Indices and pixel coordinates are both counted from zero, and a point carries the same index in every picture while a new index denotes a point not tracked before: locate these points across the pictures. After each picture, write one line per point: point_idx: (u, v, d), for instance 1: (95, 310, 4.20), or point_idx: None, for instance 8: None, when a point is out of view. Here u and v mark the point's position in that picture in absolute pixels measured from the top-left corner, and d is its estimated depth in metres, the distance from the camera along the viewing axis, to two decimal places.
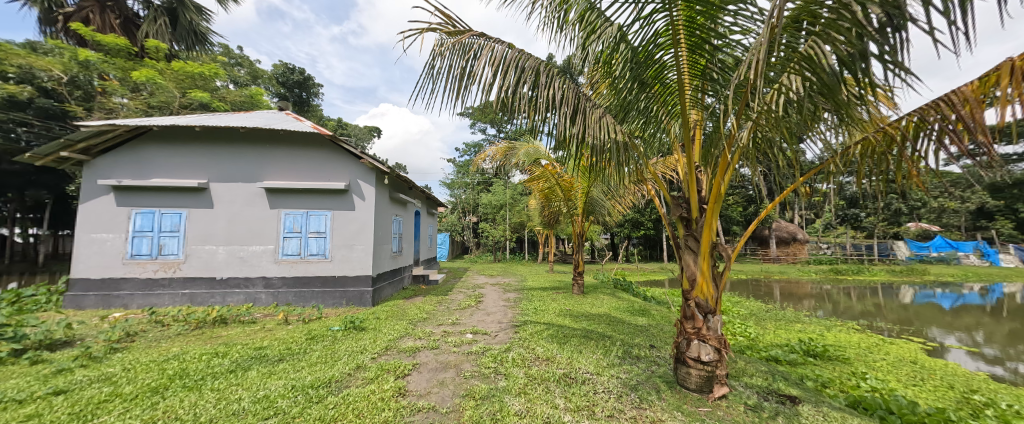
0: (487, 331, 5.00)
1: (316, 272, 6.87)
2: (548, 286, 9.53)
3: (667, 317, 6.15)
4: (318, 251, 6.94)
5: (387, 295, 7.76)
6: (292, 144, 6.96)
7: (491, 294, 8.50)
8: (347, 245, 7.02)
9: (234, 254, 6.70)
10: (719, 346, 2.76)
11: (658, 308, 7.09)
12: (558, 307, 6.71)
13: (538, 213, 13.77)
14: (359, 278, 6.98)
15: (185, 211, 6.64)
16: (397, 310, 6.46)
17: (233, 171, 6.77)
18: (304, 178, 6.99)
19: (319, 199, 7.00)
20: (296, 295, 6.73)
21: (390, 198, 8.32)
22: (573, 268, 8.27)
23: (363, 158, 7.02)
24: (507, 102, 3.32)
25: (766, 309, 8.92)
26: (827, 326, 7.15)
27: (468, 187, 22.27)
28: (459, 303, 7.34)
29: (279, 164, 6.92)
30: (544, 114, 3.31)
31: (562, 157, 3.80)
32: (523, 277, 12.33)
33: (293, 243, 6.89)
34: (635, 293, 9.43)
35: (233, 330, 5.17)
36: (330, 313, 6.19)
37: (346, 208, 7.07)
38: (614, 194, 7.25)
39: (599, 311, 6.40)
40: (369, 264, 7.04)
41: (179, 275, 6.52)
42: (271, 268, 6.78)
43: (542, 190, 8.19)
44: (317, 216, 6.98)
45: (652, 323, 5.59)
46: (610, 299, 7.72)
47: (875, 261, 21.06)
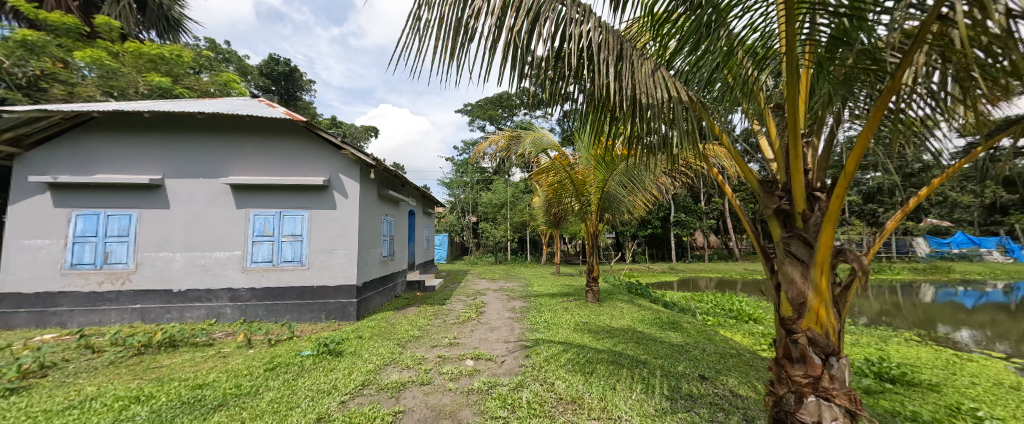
0: (492, 357, 4.07)
1: (291, 281, 5.92)
2: (557, 292, 8.59)
3: (704, 332, 5.19)
4: (293, 257, 5.97)
5: (375, 306, 6.81)
6: (265, 133, 6.01)
7: (494, 303, 7.56)
8: (327, 250, 6.07)
9: (193, 262, 5.74)
10: (852, 408, 1.81)
11: (687, 319, 6.14)
12: (573, 320, 5.77)
13: (543, 212, 12.87)
14: (341, 289, 6.02)
15: (135, 213, 5.67)
16: (385, 326, 5.51)
17: (194, 165, 5.81)
18: (278, 172, 6.03)
19: (294, 197, 6.05)
20: (267, 309, 5.78)
21: (379, 195, 7.37)
22: (587, 273, 7.32)
23: (344, 149, 6.05)
24: (518, 65, 2.29)
25: None
26: (881, 338, 6.23)
27: (467, 186, 21.28)
28: (457, 315, 6.39)
29: (247, 157, 5.96)
30: (570, 76, 2.44)
31: (592, 133, 2.90)
32: (528, 281, 11.38)
33: (264, 248, 5.93)
34: (654, 299, 8.52)
35: (177, 358, 4.18)
36: (305, 331, 5.25)
37: (326, 207, 6.11)
38: (638, 184, 6.23)
39: (622, 325, 5.47)
40: (352, 272, 6.08)
41: (128, 288, 5.56)
42: (238, 277, 5.82)
43: (550, 184, 7.23)
44: (292, 217, 6.03)
45: (689, 341, 4.64)
46: (630, 308, 6.79)
47: (894, 259, 20.13)
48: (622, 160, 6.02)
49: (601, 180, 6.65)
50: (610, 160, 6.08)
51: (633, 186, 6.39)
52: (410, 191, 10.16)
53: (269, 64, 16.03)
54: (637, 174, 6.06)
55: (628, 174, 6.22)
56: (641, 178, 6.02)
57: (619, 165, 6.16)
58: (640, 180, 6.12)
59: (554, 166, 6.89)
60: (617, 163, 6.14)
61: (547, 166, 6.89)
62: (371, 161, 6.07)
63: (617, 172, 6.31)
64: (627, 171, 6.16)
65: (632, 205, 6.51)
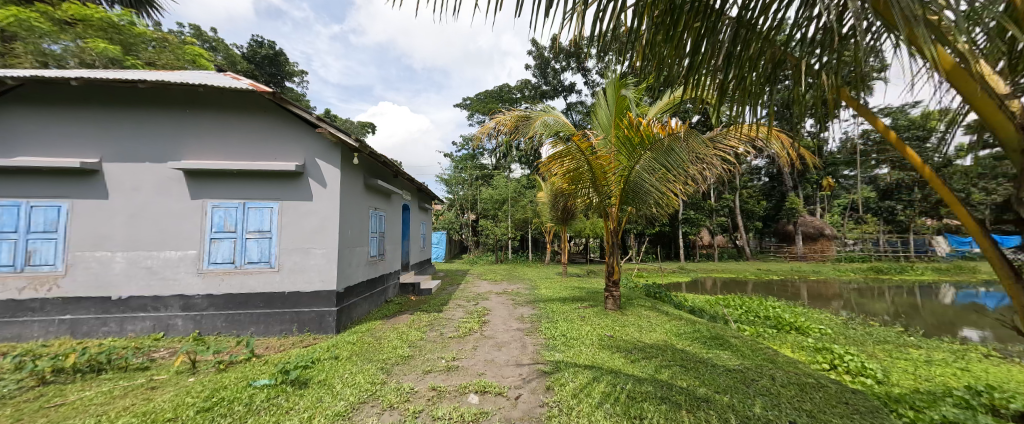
0: (503, 389, 3.13)
1: (256, 287, 4.93)
2: (568, 297, 7.64)
3: (759, 350, 4.24)
4: (260, 258, 4.98)
5: (360, 314, 5.84)
6: (229, 110, 5.03)
7: (499, 310, 6.60)
8: (302, 249, 5.08)
9: (138, 264, 4.75)
10: None
11: (728, 331, 5.21)
12: (596, 334, 4.81)
13: (551, 207, 11.92)
14: (316, 296, 5.04)
15: (65, 204, 4.66)
16: (369, 342, 4.53)
17: (140, 147, 4.81)
18: (244, 157, 5.05)
19: (262, 186, 5.06)
20: (228, 321, 4.80)
21: (367, 185, 6.34)
22: (607, 276, 6.33)
23: (321, 127, 5.02)
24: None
25: (846, 323, 7.06)
26: (956, 353, 5.30)
27: (466, 183, 20.17)
28: (456, 326, 5.42)
29: (205, 138, 4.97)
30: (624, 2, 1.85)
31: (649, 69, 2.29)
32: (533, 282, 10.44)
33: (224, 247, 4.93)
34: (677, 305, 7.60)
35: (90, 392, 3.18)
36: (269, 350, 4.26)
37: (300, 198, 5.12)
38: (674, 171, 5.13)
39: (656, 340, 4.53)
40: (331, 276, 5.10)
41: (56, 295, 4.57)
42: (192, 283, 4.82)
43: (566, 174, 5.98)
44: (259, 210, 5.03)
45: (750, 366, 3.68)
46: (658, 317, 5.86)
47: (913, 259, 19.21)
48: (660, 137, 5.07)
49: (628, 166, 5.58)
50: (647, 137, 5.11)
51: (666, 174, 5.29)
52: (403, 182, 9.16)
53: (252, 47, 14.82)
54: (674, 155, 5.04)
55: (661, 158, 5.16)
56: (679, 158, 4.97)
57: (653, 145, 5.15)
58: (677, 165, 5.05)
59: (570, 151, 5.64)
60: (653, 142, 5.15)
61: (564, 152, 5.65)
62: (356, 144, 5.07)
63: (649, 156, 5.26)
64: (662, 154, 5.13)
65: (665, 196, 5.40)
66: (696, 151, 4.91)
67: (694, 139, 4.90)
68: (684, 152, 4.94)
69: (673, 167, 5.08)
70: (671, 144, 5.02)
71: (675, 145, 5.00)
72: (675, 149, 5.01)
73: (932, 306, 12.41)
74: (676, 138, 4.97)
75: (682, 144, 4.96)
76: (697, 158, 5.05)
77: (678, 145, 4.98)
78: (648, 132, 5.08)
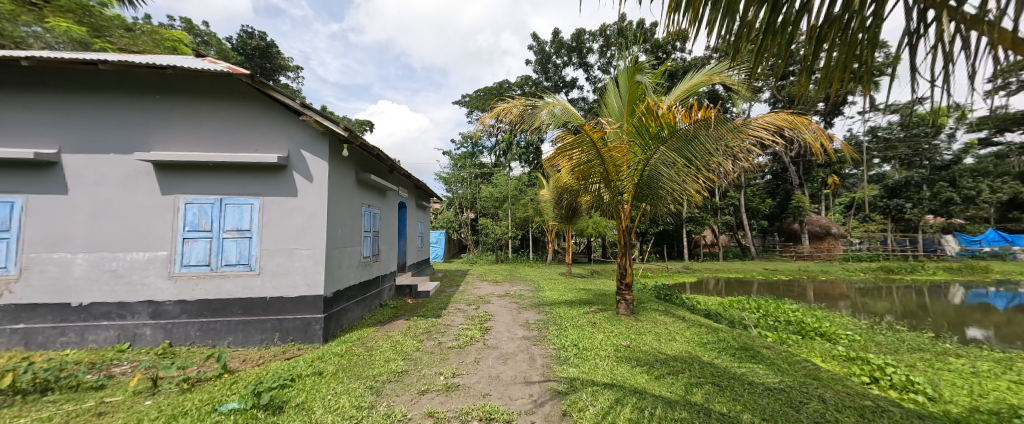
0: (512, 415, 2.66)
1: (234, 292, 4.45)
2: (575, 300, 7.17)
3: (794, 364, 3.78)
4: (239, 260, 4.49)
5: (351, 320, 5.37)
6: (203, 96, 4.53)
7: (502, 315, 6.13)
8: (285, 250, 4.60)
9: (101, 266, 4.26)
10: None
11: (753, 340, 4.74)
12: (610, 345, 4.34)
13: (555, 205, 11.45)
14: (301, 301, 4.56)
15: (19, 199, 4.17)
16: (359, 354, 4.06)
17: (101, 137, 4.31)
18: (220, 148, 4.55)
19: (240, 180, 4.58)
20: (202, 330, 4.31)
21: (359, 180, 5.83)
22: (619, 278, 5.86)
23: (304, 114, 4.51)
24: None
25: (873, 328, 6.59)
26: (1004, 364, 4.82)
27: (466, 181, 19.68)
28: (456, 334, 4.95)
29: (177, 127, 4.47)
30: None
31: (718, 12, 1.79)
32: (536, 284, 9.95)
33: (198, 248, 4.44)
34: (690, 308, 7.15)
35: (24, 419, 2.69)
36: (246, 365, 3.78)
37: (283, 194, 4.64)
38: (698, 162, 4.63)
39: (678, 352, 4.06)
40: (318, 280, 4.62)
41: (8, 302, 4.08)
42: (162, 287, 4.33)
43: (576, 167, 5.47)
44: (237, 206, 4.55)
45: (792, 385, 3.21)
46: (674, 322, 5.40)
47: (922, 258, 18.80)
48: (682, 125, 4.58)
49: (644, 158, 5.08)
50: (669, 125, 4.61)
51: (688, 166, 4.79)
52: (399, 178, 8.66)
53: (241, 39, 14.22)
54: (698, 145, 4.57)
55: (683, 148, 4.68)
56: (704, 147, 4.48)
57: (675, 134, 4.66)
58: (701, 155, 4.56)
59: (582, 140, 5.10)
60: (675, 131, 4.65)
61: (576, 141, 5.10)
62: (345, 133, 4.60)
63: (670, 147, 4.77)
64: (685, 144, 4.65)
65: (687, 191, 4.89)
66: (725, 140, 4.44)
67: (722, 127, 4.44)
68: (710, 142, 4.45)
69: (697, 158, 4.59)
70: (695, 132, 4.54)
71: (699, 133, 4.52)
72: (700, 137, 4.53)
73: (944, 306, 12.03)
74: (702, 126, 4.49)
75: (709, 132, 4.48)
76: (723, 148, 4.57)
77: (704, 133, 4.50)
78: (670, 119, 4.58)
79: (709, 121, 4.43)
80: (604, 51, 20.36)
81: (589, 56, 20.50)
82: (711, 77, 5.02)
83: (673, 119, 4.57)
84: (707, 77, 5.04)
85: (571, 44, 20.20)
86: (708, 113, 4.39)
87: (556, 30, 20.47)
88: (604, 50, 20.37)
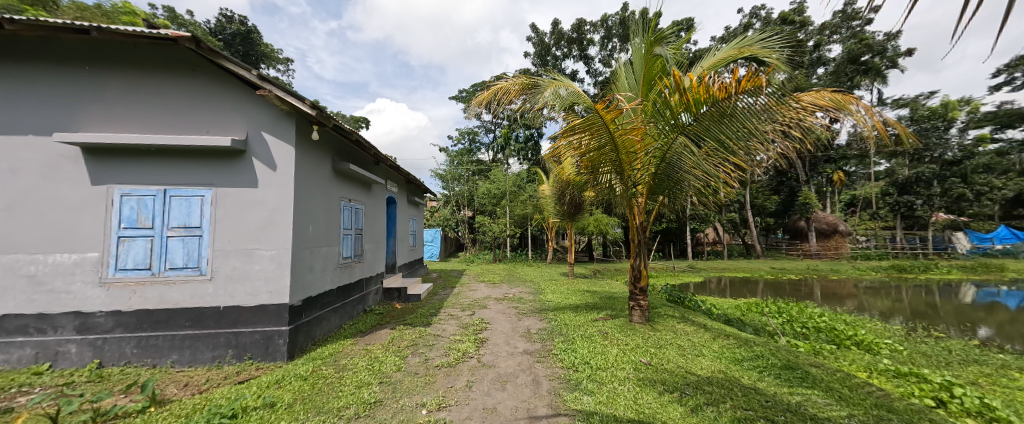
0: None
1: (181, 301, 3.73)
2: (581, 305, 6.49)
3: (856, 388, 3.11)
4: (186, 263, 3.78)
5: (326, 331, 4.67)
6: (144, 68, 3.80)
7: (501, 322, 5.46)
8: (242, 251, 3.89)
9: (15, 271, 3.52)
10: None
11: (794, 354, 4.06)
12: (628, 362, 3.65)
13: (557, 201, 10.76)
14: (262, 312, 3.86)
15: None
16: (327, 378, 3.35)
17: (16, 115, 3.57)
18: (163, 130, 3.81)
19: (188, 168, 3.85)
20: (140, 346, 3.60)
21: (335, 171, 5.08)
22: (632, 281, 5.18)
23: (262, 89, 3.77)
24: None
25: (913, 335, 5.93)
26: None
27: (463, 178, 18.94)
28: (445, 348, 4.25)
29: (110, 104, 3.73)
30: None
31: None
32: (537, 285, 9.26)
33: (137, 248, 3.72)
34: (709, 313, 6.48)
35: None
36: (186, 393, 3.07)
37: (241, 184, 3.92)
38: (733, 145, 3.86)
39: (713, 373, 3.37)
40: (282, 286, 3.91)
41: None
42: (91, 296, 3.60)
43: (584, 154, 4.70)
44: (185, 199, 3.82)
45: (868, 421, 2.52)
46: (697, 331, 4.72)
47: (932, 257, 18.22)
48: (718, 101, 3.72)
49: (665, 143, 4.35)
50: (700, 101, 3.80)
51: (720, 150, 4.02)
52: (388, 171, 7.95)
53: (219, 23, 13.24)
54: (734, 124, 3.77)
55: (714, 128, 3.90)
56: (743, 125, 3.69)
57: (707, 112, 3.86)
58: (738, 136, 3.78)
59: (593, 122, 4.34)
60: (706, 109, 3.85)
61: (586, 123, 4.33)
62: (315, 113, 3.85)
63: (697, 128, 4.01)
64: (718, 123, 3.85)
65: (717, 180, 4.14)
66: (770, 116, 3.61)
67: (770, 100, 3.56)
68: (751, 119, 3.64)
69: (733, 139, 3.81)
70: (733, 109, 3.71)
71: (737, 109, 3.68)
72: (739, 114, 3.69)
73: (957, 306, 11.41)
74: (742, 101, 3.64)
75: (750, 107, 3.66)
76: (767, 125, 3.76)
77: (744, 109, 3.66)
78: (702, 94, 3.75)
79: (752, 94, 3.56)
80: (605, 43, 19.69)
81: (590, 48, 19.81)
82: (742, 51, 4.35)
83: (705, 94, 3.74)
84: (736, 51, 4.39)
85: (571, 35, 19.49)
86: (758, 83, 3.45)
87: (556, 21, 19.75)
88: (605, 42, 19.68)
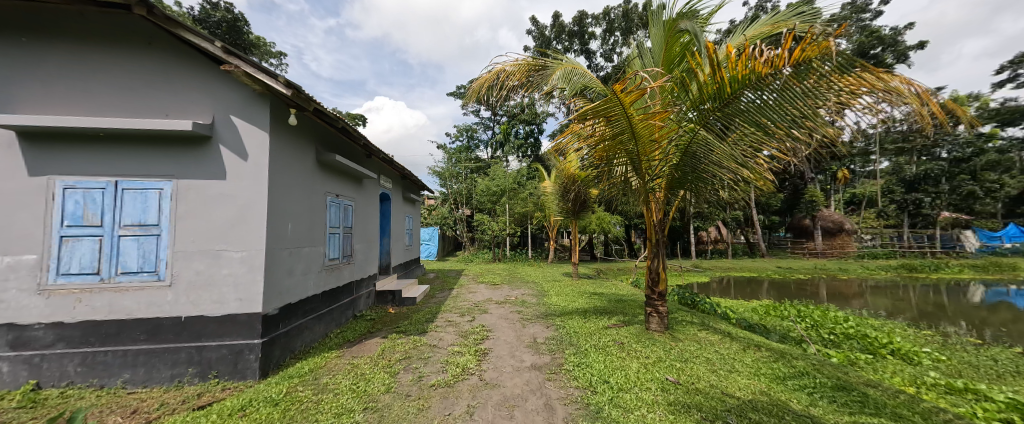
0: None
1: (135, 310, 3.21)
2: (589, 309, 6.02)
3: (928, 416, 2.61)
4: (142, 266, 3.26)
5: (308, 342, 4.15)
6: (89, 39, 3.25)
7: (504, 330, 4.97)
8: (207, 253, 3.37)
9: None
10: None
11: (838, 369, 3.57)
12: (652, 381, 3.17)
13: (560, 198, 10.25)
14: (231, 322, 3.35)
15: None
16: (302, 403, 2.83)
17: None
18: (114, 111, 3.27)
19: (143, 157, 3.31)
20: (85, 364, 3.08)
21: (317, 163, 4.51)
22: (649, 285, 4.70)
23: (228, 64, 3.23)
24: None
25: (951, 343, 5.45)
26: None
27: (461, 176, 18.39)
28: (442, 362, 3.74)
29: (49, 81, 3.17)
30: None
31: None
32: (540, 287, 8.76)
33: (84, 250, 3.19)
34: (727, 318, 6.00)
35: None
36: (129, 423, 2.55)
37: (205, 176, 3.40)
38: (775, 129, 3.22)
39: (756, 396, 2.87)
40: (255, 293, 3.40)
41: None
42: (29, 306, 3.07)
43: (599, 143, 4.18)
44: (141, 192, 3.30)
45: None
46: (723, 341, 4.23)
47: (940, 256, 17.85)
48: (761, 77, 3.04)
49: (691, 130, 3.82)
50: (738, 78, 3.15)
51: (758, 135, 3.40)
52: (381, 166, 7.43)
53: (204, 10, 12.63)
54: (778, 104, 3.08)
55: (752, 111, 3.29)
56: (790, 106, 3.01)
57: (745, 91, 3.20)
58: (782, 119, 3.12)
59: (610, 105, 3.77)
60: (747, 87, 3.18)
61: (601, 106, 3.76)
62: (290, 93, 3.30)
63: (732, 110, 3.43)
64: (759, 103, 3.18)
65: (754, 170, 3.54)
66: (826, 95, 2.86)
67: (827, 73, 2.77)
68: (801, 98, 2.94)
69: (776, 122, 3.16)
70: (778, 86, 3.00)
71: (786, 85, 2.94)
72: (785, 93, 3.00)
73: (968, 306, 10.95)
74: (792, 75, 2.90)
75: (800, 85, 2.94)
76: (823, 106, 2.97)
77: (793, 86, 2.94)
78: (742, 69, 3.10)
79: (807, 67, 2.81)
80: (607, 37, 19.19)
81: (591, 42, 19.33)
82: (777, 26, 3.83)
83: (745, 69, 3.09)
84: (770, 27, 3.89)
85: (571, 28, 18.98)
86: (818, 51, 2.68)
87: (557, 14, 19.25)
88: (607, 36, 19.18)
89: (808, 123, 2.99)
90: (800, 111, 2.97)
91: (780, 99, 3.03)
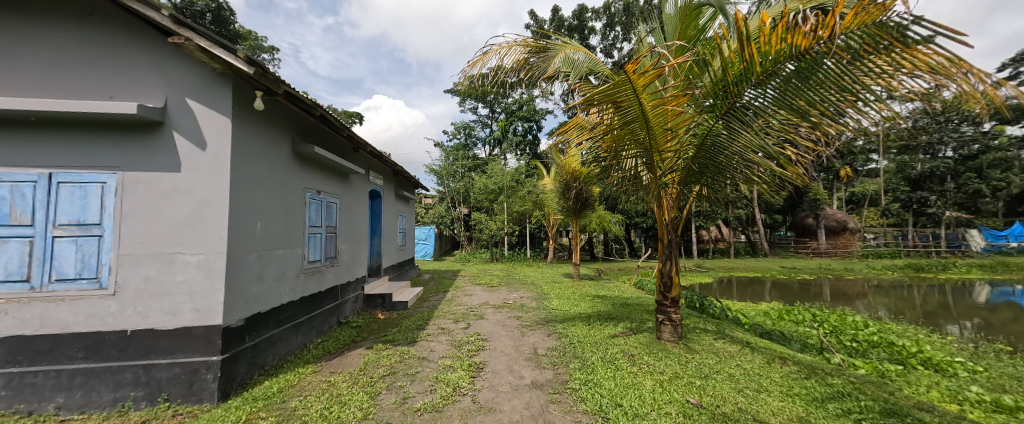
0: None
1: (71, 324, 2.75)
2: (593, 314, 5.60)
3: None
4: (81, 273, 2.81)
5: (282, 355, 3.72)
6: (15, 7, 2.77)
7: (501, 339, 4.53)
8: (158, 256, 2.92)
9: None
10: None
11: (879, 387, 3.14)
12: (672, 404, 2.74)
13: (560, 196, 9.83)
14: (186, 336, 2.91)
15: None
16: None
17: None
18: (46, 92, 2.80)
19: (83, 146, 2.85)
20: (11, 387, 2.63)
21: (291, 156, 4.03)
22: (660, 291, 4.28)
23: (176, 36, 2.77)
24: None
25: (983, 352, 5.03)
26: None
27: (458, 174, 17.94)
28: (431, 380, 3.30)
29: None
30: None
31: None
32: (539, 289, 8.33)
33: (10, 253, 2.73)
34: (741, 325, 5.58)
35: None
36: None
37: (154, 168, 2.94)
38: (814, 113, 2.72)
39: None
40: (213, 302, 2.96)
41: None
42: None
43: (607, 133, 3.75)
44: (81, 186, 2.84)
45: None
46: (743, 353, 3.81)
47: (945, 255, 17.55)
48: (799, 52, 2.53)
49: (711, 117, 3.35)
50: (770, 54, 2.65)
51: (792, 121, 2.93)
52: (371, 161, 6.96)
53: None
54: (819, 82, 2.58)
55: (786, 93, 2.79)
56: (834, 85, 2.51)
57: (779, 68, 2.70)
58: (822, 100, 2.62)
59: (619, 90, 3.31)
60: (781, 63, 2.67)
61: (610, 92, 3.30)
62: (252, 72, 2.84)
63: (761, 93, 2.94)
64: (795, 81, 2.68)
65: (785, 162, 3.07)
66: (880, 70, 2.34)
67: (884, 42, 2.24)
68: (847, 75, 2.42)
69: (815, 105, 2.66)
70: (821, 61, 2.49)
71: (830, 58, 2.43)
72: (829, 70, 2.50)
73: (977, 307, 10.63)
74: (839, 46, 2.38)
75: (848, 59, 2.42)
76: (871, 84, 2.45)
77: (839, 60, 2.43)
78: (777, 43, 2.58)
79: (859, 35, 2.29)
80: (607, 32, 18.78)
81: (591, 37, 18.88)
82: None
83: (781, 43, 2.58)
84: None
85: (571, 23, 18.54)
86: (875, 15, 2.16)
87: (556, 8, 18.78)
88: (607, 31, 18.77)
89: (855, 106, 2.49)
90: (846, 91, 2.48)
91: (821, 77, 2.54)
